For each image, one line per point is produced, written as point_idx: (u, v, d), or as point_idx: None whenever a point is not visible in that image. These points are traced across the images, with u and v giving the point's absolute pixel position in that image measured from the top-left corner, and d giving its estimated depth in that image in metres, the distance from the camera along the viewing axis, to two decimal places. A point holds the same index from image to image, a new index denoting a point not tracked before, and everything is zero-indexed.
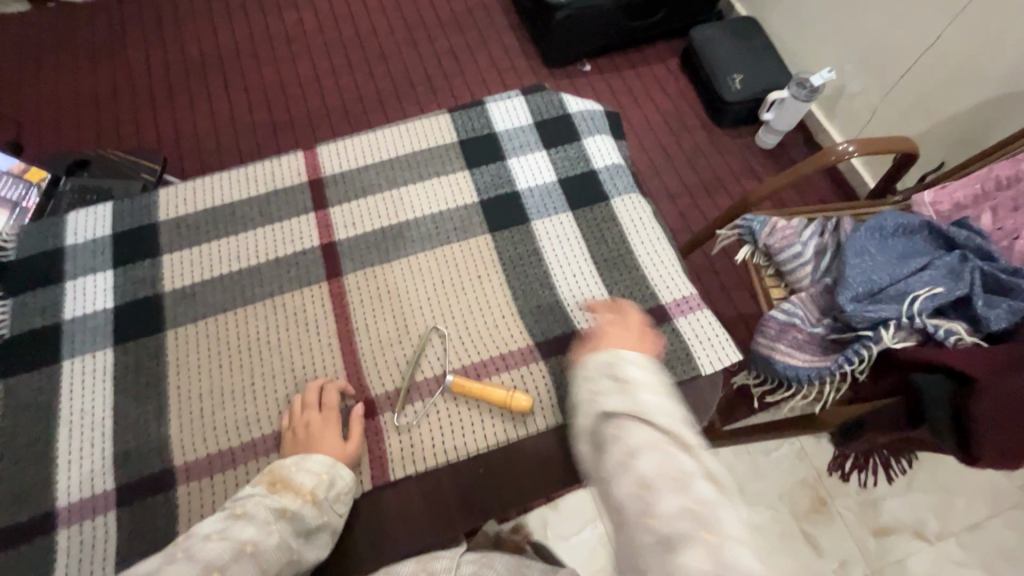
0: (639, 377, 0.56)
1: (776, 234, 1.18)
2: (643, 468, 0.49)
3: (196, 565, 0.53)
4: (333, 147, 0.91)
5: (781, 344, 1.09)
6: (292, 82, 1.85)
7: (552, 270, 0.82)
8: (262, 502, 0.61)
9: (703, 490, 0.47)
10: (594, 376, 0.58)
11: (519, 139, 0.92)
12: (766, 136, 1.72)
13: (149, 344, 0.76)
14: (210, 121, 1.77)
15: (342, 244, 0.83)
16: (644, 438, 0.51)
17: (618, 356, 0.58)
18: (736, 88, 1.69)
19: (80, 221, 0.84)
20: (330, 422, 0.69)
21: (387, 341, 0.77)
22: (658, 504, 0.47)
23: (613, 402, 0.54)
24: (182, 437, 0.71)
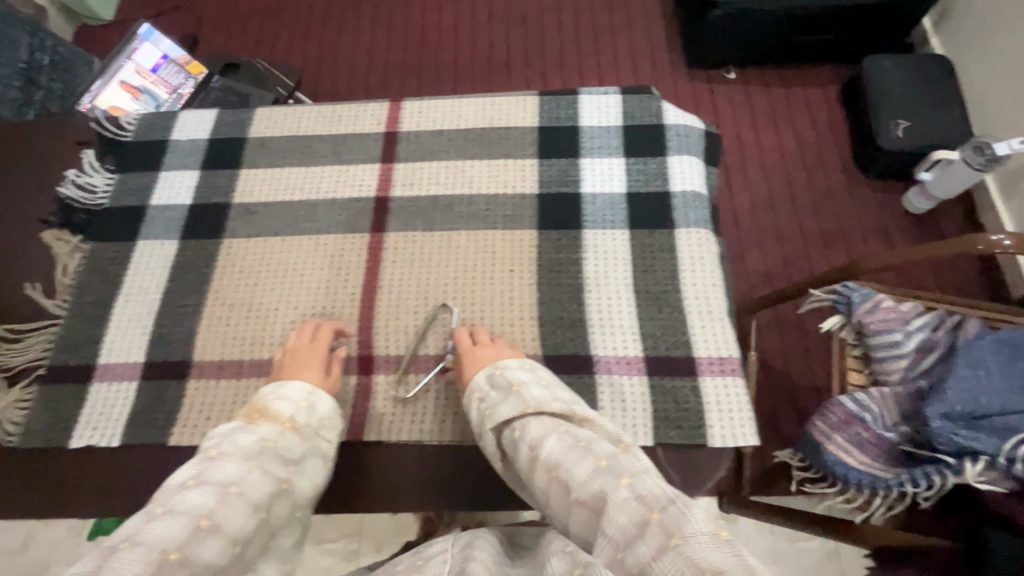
0: (523, 377, 0.65)
1: (876, 314, 1.02)
2: (547, 450, 0.55)
3: (184, 515, 0.48)
4: (419, 104, 0.92)
5: (839, 437, 0.96)
6: (433, 29, 1.89)
7: (586, 286, 0.77)
8: (239, 440, 0.58)
9: (603, 447, 0.53)
10: (484, 391, 0.66)
11: (601, 139, 0.86)
12: (917, 200, 1.47)
13: (207, 246, 0.83)
14: (347, 51, 1.87)
15: (395, 201, 0.84)
16: (541, 427, 0.58)
17: (502, 364, 0.68)
18: (897, 135, 1.46)
19: (188, 121, 0.93)
20: (321, 357, 0.71)
21: (405, 306, 0.78)
22: (574, 474, 0.51)
23: (507, 409, 0.62)
24: (206, 336, 0.77)
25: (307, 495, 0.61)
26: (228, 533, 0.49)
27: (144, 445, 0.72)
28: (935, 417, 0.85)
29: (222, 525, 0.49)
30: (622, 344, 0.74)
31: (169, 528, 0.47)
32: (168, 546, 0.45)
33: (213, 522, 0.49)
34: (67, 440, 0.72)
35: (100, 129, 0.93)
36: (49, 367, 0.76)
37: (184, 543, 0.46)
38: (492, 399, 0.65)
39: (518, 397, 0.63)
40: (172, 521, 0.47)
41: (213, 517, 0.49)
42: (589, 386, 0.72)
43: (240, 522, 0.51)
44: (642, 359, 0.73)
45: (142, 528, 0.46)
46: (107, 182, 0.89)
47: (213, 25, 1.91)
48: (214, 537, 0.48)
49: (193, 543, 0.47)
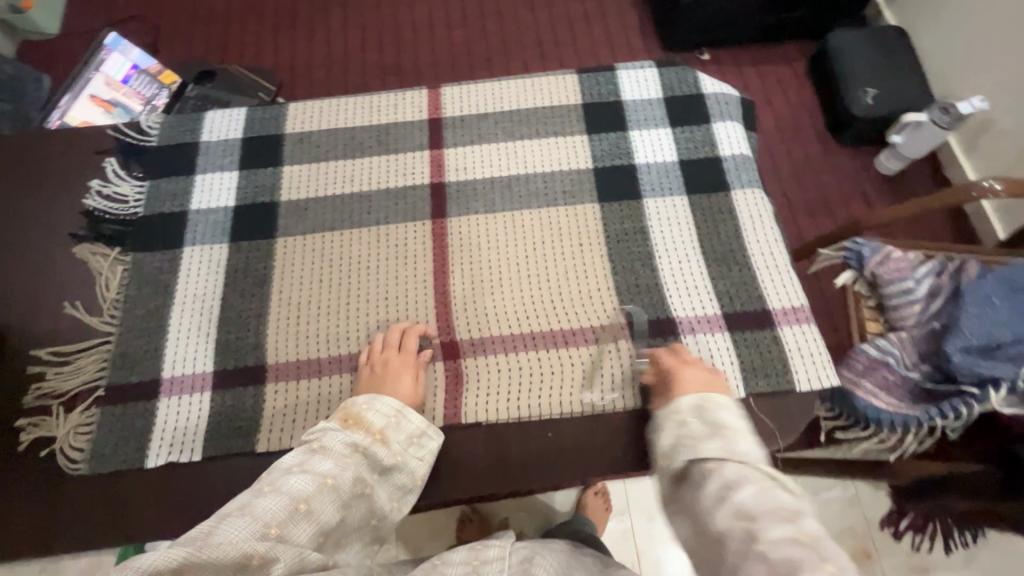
0: (734, 421, 0.53)
1: (887, 264, 1.08)
2: (740, 496, 0.44)
3: (285, 497, 0.52)
4: (457, 89, 0.91)
5: (868, 382, 1.01)
6: (407, 27, 1.87)
7: (656, 253, 0.79)
8: (337, 437, 0.60)
9: (811, 521, 0.42)
10: (686, 417, 0.55)
11: (645, 111, 0.88)
12: (888, 161, 1.57)
13: (261, 247, 0.80)
14: (326, 53, 1.82)
15: (451, 185, 0.84)
16: (740, 471, 0.47)
17: (711, 398, 0.56)
18: (866, 103, 1.55)
19: (216, 121, 0.89)
20: (409, 368, 0.70)
21: (480, 289, 0.77)
22: (765, 531, 0.42)
23: (711, 446, 0.50)
24: (278, 338, 0.74)
25: (386, 507, 0.61)
26: (319, 520, 0.53)
27: (229, 455, 0.68)
28: (954, 352, 0.96)
29: (316, 512, 0.53)
30: (699, 305, 0.76)
31: (275, 505, 0.51)
32: (268, 521, 0.50)
33: (309, 506, 0.53)
34: (144, 460, 0.68)
35: (121, 135, 0.87)
36: (109, 387, 0.72)
37: (283, 521, 0.51)
38: (691, 426, 0.54)
39: (724, 438, 0.51)
40: (275, 499, 0.52)
41: (309, 503, 0.53)
42: (676, 346, 0.73)
43: (330, 514, 0.54)
44: (721, 317, 0.75)
45: (252, 502, 0.51)
46: (136, 190, 0.84)
47: (179, 33, 1.82)
48: (307, 522, 0.52)
49: (290, 524, 0.51)
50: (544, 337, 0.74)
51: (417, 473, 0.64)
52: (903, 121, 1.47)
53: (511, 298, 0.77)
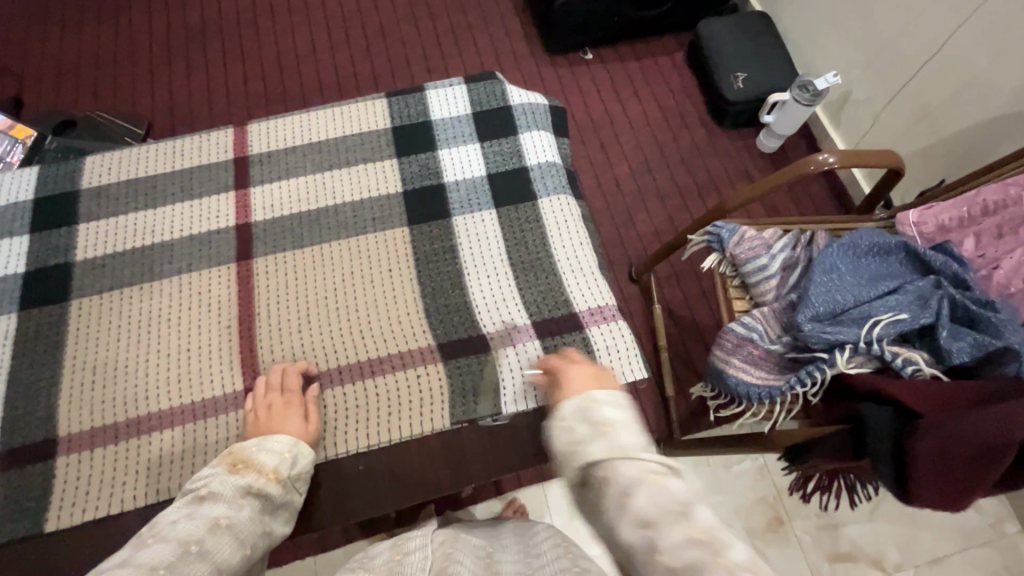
0: (615, 416, 0.51)
1: (743, 244, 1.05)
2: (636, 504, 0.44)
3: (172, 542, 0.50)
4: (265, 125, 0.89)
5: (735, 359, 0.96)
6: (287, 56, 1.83)
7: (464, 271, 0.79)
8: (225, 483, 0.59)
9: (702, 513, 0.44)
10: (571, 423, 0.52)
11: (453, 129, 0.89)
12: (768, 140, 1.63)
13: (55, 313, 0.76)
14: (200, 90, 1.76)
15: (258, 225, 0.82)
16: (632, 473, 0.46)
17: (590, 396, 0.53)
18: (738, 87, 1.60)
19: (5, 184, 0.84)
20: (293, 408, 0.68)
21: (289, 327, 0.76)
22: (663, 538, 0.42)
23: (597, 449, 0.49)
24: (71, 409, 0.71)
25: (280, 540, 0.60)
26: (214, 558, 0.50)
27: (25, 538, 0.65)
28: (804, 321, 0.88)
29: (209, 551, 0.51)
30: (508, 318, 0.76)
31: (160, 552, 0.48)
32: (156, 563, 0.46)
33: (202, 547, 0.50)
34: None
35: None
36: None
37: (175, 559, 0.48)
38: (579, 431, 0.51)
39: (608, 439, 0.49)
40: (160, 547, 0.49)
41: (200, 544, 0.51)
42: (488, 363, 0.74)
43: (225, 553, 0.52)
44: (531, 326, 0.76)
45: (135, 552, 0.48)
46: None
47: (37, 84, 1.74)
48: (201, 560, 0.49)
49: (181, 565, 0.48)
50: (353, 370, 0.74)
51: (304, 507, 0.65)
52: (770, 102, 1.52)
53: (323, 333, 0.76)
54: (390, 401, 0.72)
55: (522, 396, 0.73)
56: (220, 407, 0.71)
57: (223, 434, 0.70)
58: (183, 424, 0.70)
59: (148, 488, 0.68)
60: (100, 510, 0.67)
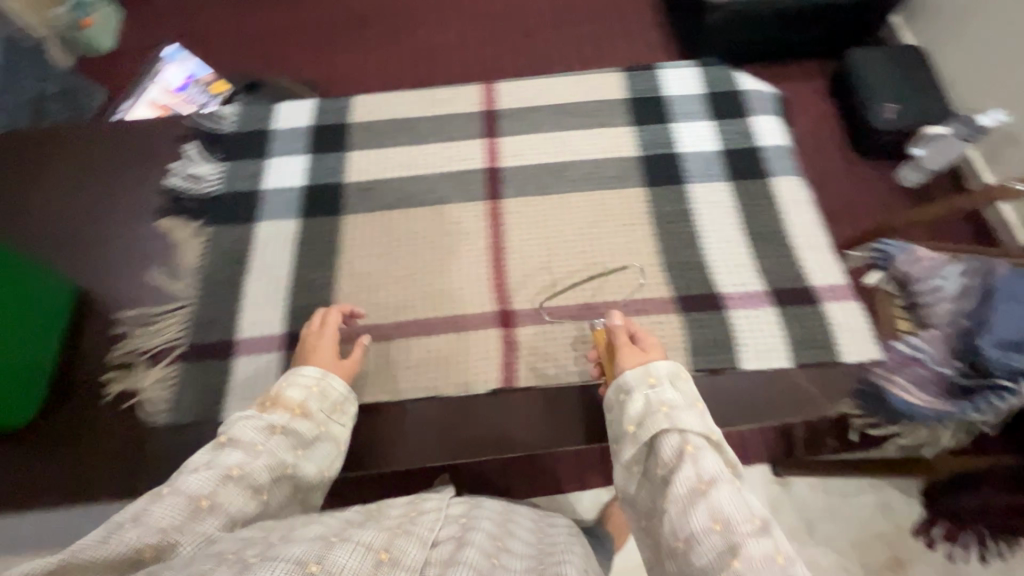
0: (686, 390, 0.59)
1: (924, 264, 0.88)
2: (716, 494, 0.48)
3: (185, 497, 0.49)
4: (510, 85, 0.97)
5: (898, 376, 0.75)
6: (439, 41, 1.88)
7: (700, 233, 0.83)
8: (250, 425, 0.56)
9: (754, 504, 0.48)
10: (307, 392, 0.63)
11: (686, 105, 0.94)
12: (907, 174, 1.28)
13: (329, 223, 0.86)
14: (357, 63, 1.84)
15: (506, 170, 0.89)
16: (711, 467, 0.51)
17: (633, 373, 0.61)
18: (890, 115, 1.25)
19: (288, 111, 0.96)
20: (334, 340, 0.71)
21: (535, 263, 0.82)
22: (735, 529, 0.46)
23: (693, 419, 0.55)
24: (345, 306, 0.79)
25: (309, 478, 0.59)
26: (227, 512, 0.50)
27: None
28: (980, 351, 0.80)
29: (219, 505, 0.50)
30: (743, 282, 0.80)
31: (174, 509, 0.47)
32: (166, 526, 0.46)
33: (211, 504, 0.49)
34: (222, 411, 0.73)
35: (199, 123, 0.94)
36: (191, 345, 0.77)
37: (197, 506, 0.48)
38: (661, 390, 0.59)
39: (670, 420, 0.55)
40: (174, 501, 0.48)
41: (211, 500, 0.49)
42: (724, 320, 0.77)
43: (238, 504, 0.51)
44: (767, 293, 0.79)
45: (149, 509, 0.47)
46: (215, 172, 0.91)
47: None
48: (213, 516, 0.48)
49: (193, 521, 0.48)
50: (596, 309, 0.78)
51: (340, 440, 0.63)
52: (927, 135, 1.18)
53: (568, 273, 0.81)
54: None
55: (758, 355, 0.75)
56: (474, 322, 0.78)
57: (477, 347, 0.76)
58: (442, 333, 0.77)
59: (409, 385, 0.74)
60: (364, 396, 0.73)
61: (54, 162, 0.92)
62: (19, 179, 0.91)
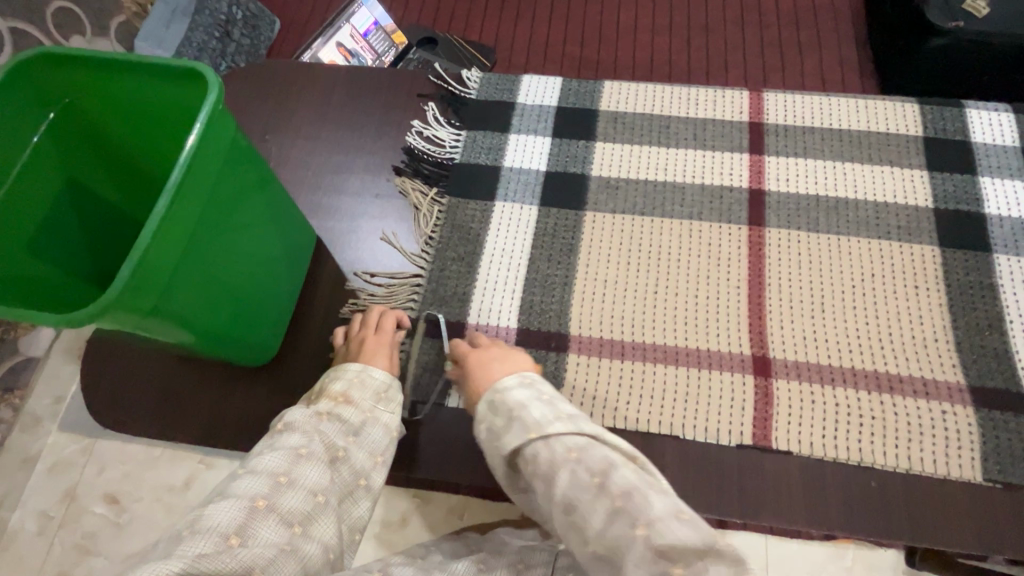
0: (523, 398, 0.55)
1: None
2: (561, 489, 0.49)
3: (259, 475, 0.52)
4: (782, 97, 0.86)
5: None
6: (610, 26, 1.70)
7: (1007, 317, 0.70)
8: (301, 412, 0.59)
9: (618, 478, 0.48)
10: (486, 419, 0.56)
11: (1000, 158, 0.79)
12: None
13: (570, 218, 0.80)
14: (522, 38, 1.70)
15: (772, 195, 0.79)
16: (550, 451, 0.51)
17: (500, 386, 0.57)
18: None
19: (533, 85, 0.90)
20: (384, 345, 0.69)
21: (801, 309, 0.72)
22: (590, 519, 0.47)
23: (514, 436, 0.53)
24: (583, 312, 0.74)
25: (367, 466, 0.59)
26: (305, 484, 0.52)
27: None
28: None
29: (298, 480, 0.52)
30: None
31: (254, 484, 0.51)
32: (253, 496, 0.50)
33: (290, 479, 0.52)
34: (447, 397, 0.71)
35: (442, 84, 0.90)
36: (421, 319, 0.75)
37: (269, 493, 0.50)
38: (499, 422, 0.55)
39: (520, 422, 0.54)
40: (254, 478, 0.51)
41: (287, 476, 0.52)
42: None
43: (316, 478, 0.53)
44: None
45: (230, 484, 0.51)
46: (453, 137, 0.86)
47: None
48: (293, 489, 0.51)
49: (277, 495, 0.51)
50: (869, 379, 0.68)
51: (391, 425, 0.63)
52: None
53: (837, 328, 0.71)
54: (911, 427, 0.66)
55: None
56: (726, 362, 0.70)
57: (729, 393, 0.68)
58: (688, 366, 0.70)
59: (650, 416, 0.68)
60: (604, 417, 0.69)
61: (300, 101, 0.92)
62: (267, 111, 0.91)
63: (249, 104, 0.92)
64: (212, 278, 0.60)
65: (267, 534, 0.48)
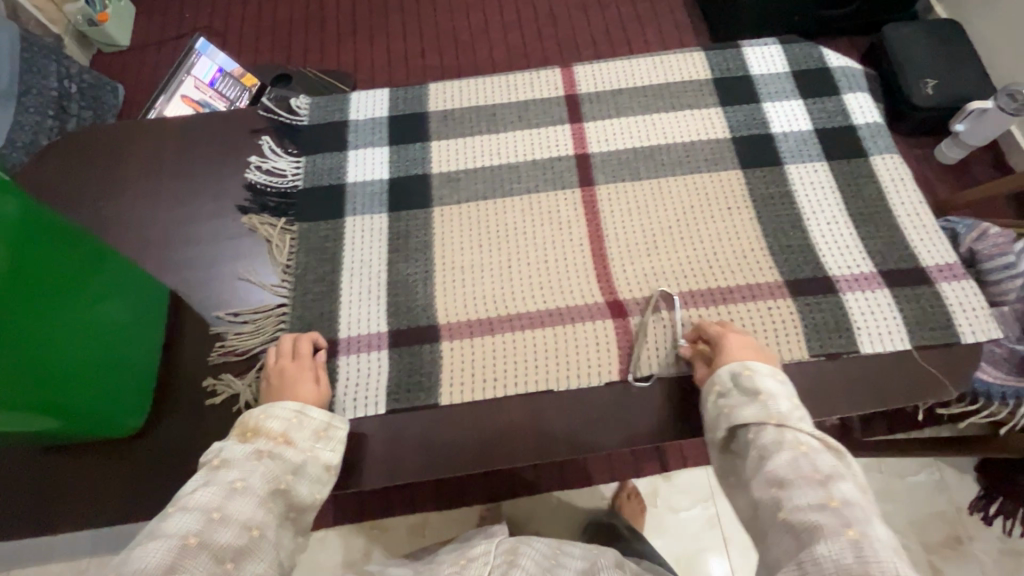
0: (771, 388, 0.60)
1: (987, 241, 0.99)
2: (776, 464, 0.52)
3: (193, 513, 0.52)
4: (589, 68, 0.94)
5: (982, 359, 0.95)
6: (462, 33, 1.79)
7: (804, 216, 0.81)
8: (240, 449, 0.59)
9: (844, 490, 0.49)
10: (726, 388, 0.63)
11: (775, 84, 0.91)
12: (950, 150, 1.51)
13: (419, 217, 0.83)
14: (381, 59, 1.77)
15: (596, 156, 0.87)
16: (780, 436, 0.55)
17: (750, 365, 0.63)
18: (926, 93, 1.46)
19: (362, 101, 0.93)
20: (307, 371, 0.70)
21: (637, 251, 0.80)
22: (792, 497, 0.50)
23: (751, 412, 0.58)
24: (446, 300, 0.78)
25: (304, 502, 0.61)
26: (238, 519, 0.53)
27: (414, 410, 0.72)
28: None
29: (231, 515, 0.53)
30: (853, 265, 0.78)
31: (187, 522, 0.51)
32: (185, 534, 0.50)
33: (223, 514, 0.53)
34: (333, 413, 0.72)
35: (273, 116, 0.91)
36: None
37: (201, 530, 0.51)
38: (734, 398, 0.62)
39: (761, 405, 0.59)
40: (185, 517, 0.52)
41: (222, 510, 0.53)
42: (838, 304, 0.75)
43: (247, 510, 0.54)
44: (878, 274, 0.77)
45: (160, 526, 0.51)
46: (293, 165, 0.88)
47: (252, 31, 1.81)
48: (225, 526, 0.52)
49: (208, 531, 0.51)
50: (704, 296, 0.76)
51: (331, 463, 0.64)
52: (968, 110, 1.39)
53: (671, 260, 0.79)
54: (745, 328, 0.74)
55: (878, 338, 0.73)
56: (581, 314, 0.76)
57: (591, 339, 0.74)
58: (550, 326, 0.75)
59: (522, 380, 0.73)
60: (566, 380, 0.72)
61: (129, 165, 0.89)
62: (95, 180, 0.88)
63: (74, 179, 0.88)
64: (76, 371, 0.62)
65: (198, 569, 0.49)
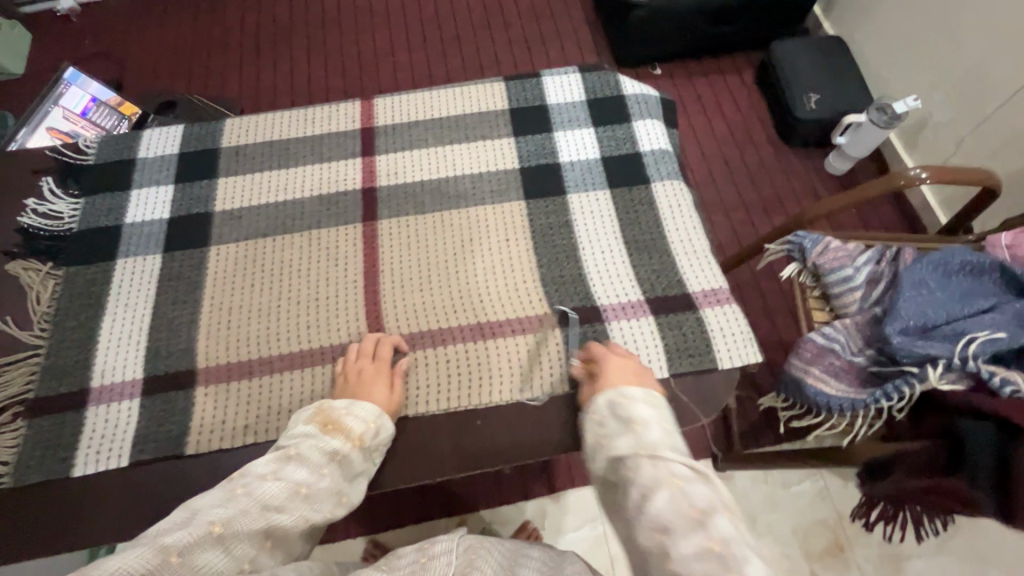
0: (647, 415, 0.60)
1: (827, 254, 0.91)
2: (657, 507, 0.50)
3: None
4: (390, 100, 0.94)
5: (814, 368, 0.86)
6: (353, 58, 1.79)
7: (580, 244, 0.81)
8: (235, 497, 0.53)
9: (722, 525, 0.47)
10: (603, 418, 0.62)
11: (569, 113, 0.92)
12: (837, 162, 1.49)
13: (195, 256, 0.81)
14: (268, 83, 1.74)
15: (382, 190, 0.86)
16: (657, 471, 0.53)
17: (625, 394, 0.62)
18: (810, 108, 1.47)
19: (154, 138, 0.91)
20: (385, 375, 0.69)
21: (410, 286, 0.79)
22: (678, 546, 0.47)
23: (621, 444, 0.58)
24: (209, 343, 0.76)
25: None
26: None
27: (159, 460, 0.69)
28: (890, 333, 0.79)
29: None
30: (622, 293, 0.78)
31: None
32: None
33: None
34: (71, 469, 0.68)
35: (60, 157, 0.89)
36: (39, 398, 0.72)
37: None
38: (609, 426, 0.61)
39: (633, 435, 0.58)
40: None
41: None
42: (602, 333, 0.75)
43: None
44: (645, 302, 0.77)
45: None
46: (71, 207, 0.85)
47: (137, 63, 1.76)
48: None
49: None
50: (472, 330, 0.75)
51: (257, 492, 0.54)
52: (845, 122, 1.38)
53: (441, 294, 0.78)
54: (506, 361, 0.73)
55: None
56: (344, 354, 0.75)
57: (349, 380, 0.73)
58: (310, 367, 0.74)
59: (272, 425, 0.71)
60: None
61: None
62: None
63: None
64: None
65: None
